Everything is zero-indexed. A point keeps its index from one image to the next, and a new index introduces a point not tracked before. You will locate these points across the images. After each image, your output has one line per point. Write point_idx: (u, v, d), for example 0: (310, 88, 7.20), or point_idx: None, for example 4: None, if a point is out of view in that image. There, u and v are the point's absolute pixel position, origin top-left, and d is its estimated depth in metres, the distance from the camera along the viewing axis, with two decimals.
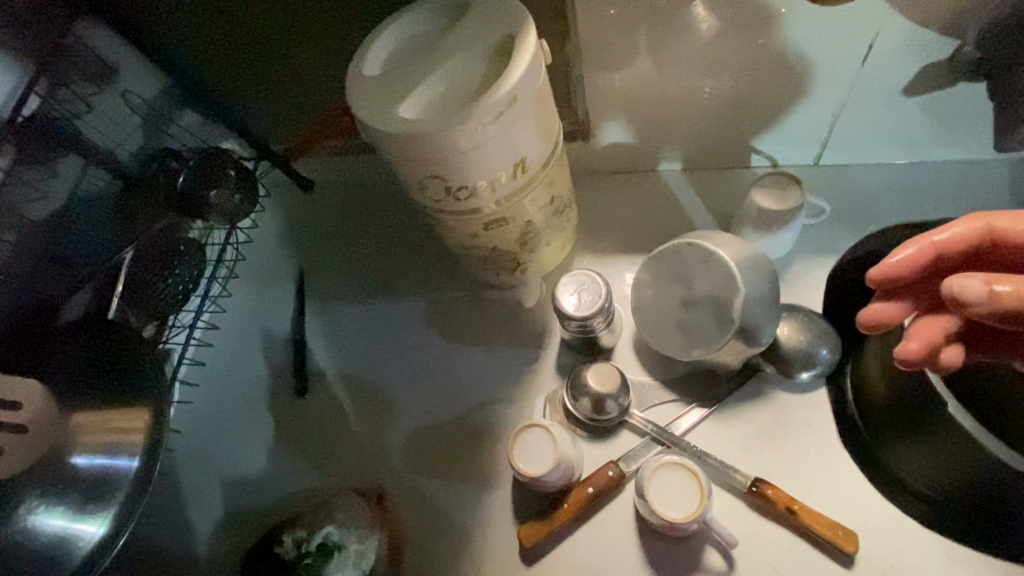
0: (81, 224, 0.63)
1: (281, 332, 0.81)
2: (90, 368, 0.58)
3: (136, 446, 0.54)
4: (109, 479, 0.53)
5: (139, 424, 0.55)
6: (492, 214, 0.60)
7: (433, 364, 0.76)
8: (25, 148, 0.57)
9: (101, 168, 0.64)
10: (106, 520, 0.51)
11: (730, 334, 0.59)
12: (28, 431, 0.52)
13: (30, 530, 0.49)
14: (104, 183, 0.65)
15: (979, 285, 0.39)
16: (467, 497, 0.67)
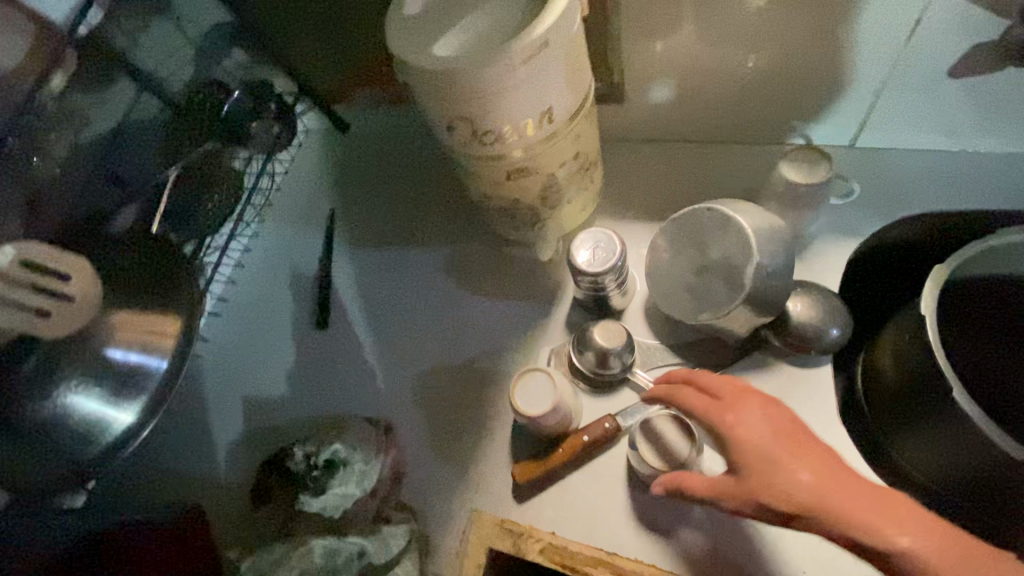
0: (130, 143, 0.67)
1: (306, 266, 0.84)
2: (132, 275, 0.61)
3: (166, 348, 0.59)
4: (139, 375, 0.58)
5: (170, 329, 0.59)
6: (518, 161, 0.62)
7: (448, 310, 0.79)
8: (87, 64, 0.62)
9: (153, 93, 0.68)
10: (136, 410, 0.56)
11: (738, 302, 0.59)
12: (71, 304, 0.55)
13: (68, 408, 0.55)
14: (155, 108, 0.69)
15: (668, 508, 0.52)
16: (468, 435, 0.70)
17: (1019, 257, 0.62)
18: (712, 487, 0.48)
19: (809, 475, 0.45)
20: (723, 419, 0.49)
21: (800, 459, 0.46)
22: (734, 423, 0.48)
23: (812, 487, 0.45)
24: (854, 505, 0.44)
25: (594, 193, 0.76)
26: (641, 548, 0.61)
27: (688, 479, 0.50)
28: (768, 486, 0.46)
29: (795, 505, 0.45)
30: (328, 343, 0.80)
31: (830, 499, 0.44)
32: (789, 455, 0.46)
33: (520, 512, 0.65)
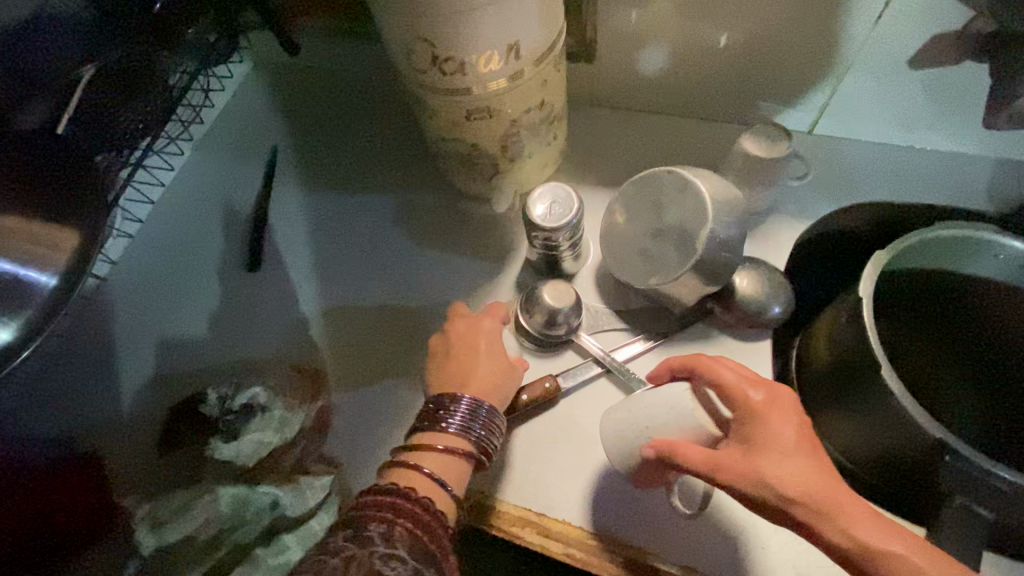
0: (42, 37, 0.53)
1: (241, 202, 0.77)
2: (26, 178, 0.50)
3: (58, 264, 0.46)
4: (15, 291, 0.44)
5: None
6: (479, 100, 0.59)
7: (393, 260, 0.74)
8: None
9: None
10: (12, 329, 0.43)
11: (689, 266, 0.58)
12: None
13: None
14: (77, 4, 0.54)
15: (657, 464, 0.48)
16: (403, 390, 0.66)
17: (952, 250, 0.64)
18: (710, 460, 0.45)
19: (807, 470, 0.43)
20: (748, 400, 0.46)
21: (802, 452, 0.44)
22: (760, 409, 0.46)
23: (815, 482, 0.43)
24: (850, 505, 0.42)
25: (556, 151, 0.73)
26: (570, 509, 0.59)
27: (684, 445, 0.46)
28: (772, 468, 0.43)
29: (786, 492, 0.42)
30: (258, 285, 0.73)
31: (818, 494, 0.42)
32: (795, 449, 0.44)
33: None
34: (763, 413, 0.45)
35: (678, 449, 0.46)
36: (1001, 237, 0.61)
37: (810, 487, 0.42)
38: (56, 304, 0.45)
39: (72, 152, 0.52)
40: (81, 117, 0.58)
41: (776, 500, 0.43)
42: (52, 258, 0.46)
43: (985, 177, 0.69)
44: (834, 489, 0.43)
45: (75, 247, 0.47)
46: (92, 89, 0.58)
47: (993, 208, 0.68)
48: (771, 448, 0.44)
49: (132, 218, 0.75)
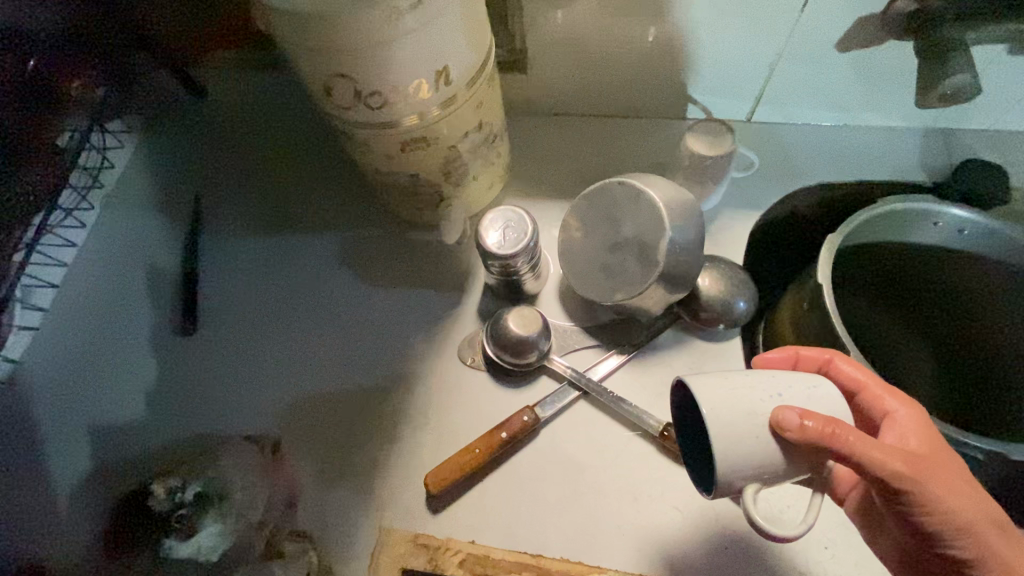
0: None
1: (165, 263, 0.70)
2: None
3: None
4: None
5: None
6: (413, 130, 0.55)
7: (344, 303, 0.69)
8: None
9: None
10: None
11: (653, 277, 0.57)
12: None
13: None
14: None
15: (796, 420, 0.38)
16: (373, 444, 0.62)
17: (897, 225, 0.65)
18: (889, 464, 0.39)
19: (955, 475, 0.42)
20: (882, 404, 0.48)
21: (948, 457, 0.44)
22: (893, 413, 0.48)
23: (965, 487, 0.42)
24: (983, 512, 0.42)
25: (501, 168, 0.70)
26: (567, 545, 0.56)
27: (854, 434, 0.38)
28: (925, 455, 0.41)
29: (945, 499, 0.40)
30: (198, 352, 0.67)
31: (964, 499, 0.41)
32: (938, 455, 0.44)
33: (435, 522, 0.58)
34: (900, 416, 0.47)
35: (838, 432, 0.38)
36: (940, 207, 0.63)
37: (960, 491, 0.41)
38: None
39: None
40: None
41: (932, 497, 0.40)
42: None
43: (916, 147, 0.71)
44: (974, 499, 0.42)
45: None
46: None
47: (929, 179, 0.70)
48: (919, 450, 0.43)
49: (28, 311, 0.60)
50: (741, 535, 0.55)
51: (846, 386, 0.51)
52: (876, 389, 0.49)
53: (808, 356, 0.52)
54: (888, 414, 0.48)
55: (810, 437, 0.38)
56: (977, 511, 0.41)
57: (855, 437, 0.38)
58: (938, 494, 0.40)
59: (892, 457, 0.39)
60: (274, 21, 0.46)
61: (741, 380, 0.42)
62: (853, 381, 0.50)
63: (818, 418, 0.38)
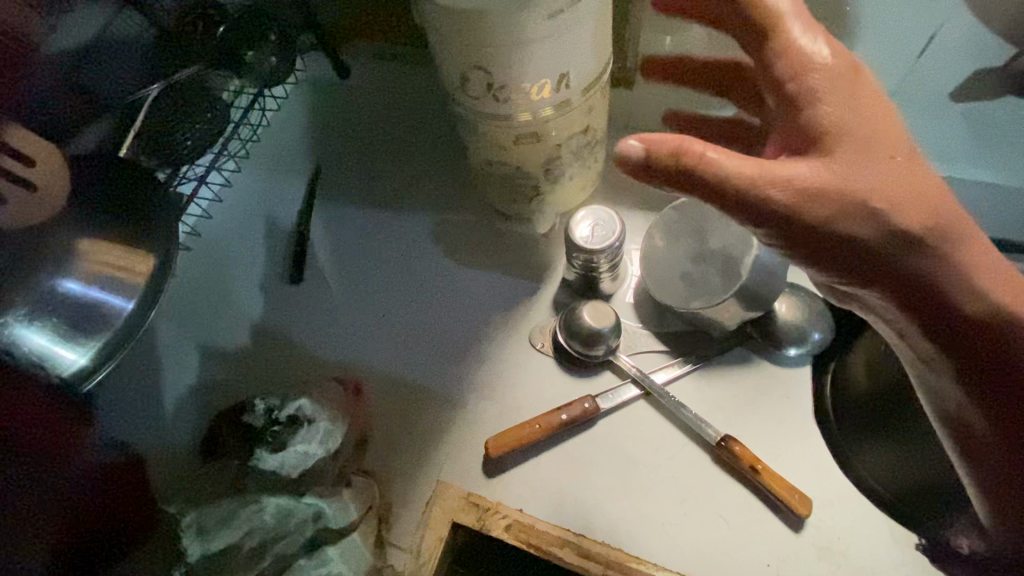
0: (105, 62, 0.60)
1: (285, 217, 0.80)
2: (103, 204, 0.56)
3: (136, 289, 0.54)
4: (97, 311, 0.53)
5: (141, 270, 0.55)
6: (527, 125, 0.61)
7: (433, 276, 0.76)
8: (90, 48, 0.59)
9: (136, 12, 0.62)
10: (91, 350, 0.52)
11: (733, 291, 0.60)
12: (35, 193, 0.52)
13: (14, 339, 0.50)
14: (140, 30, 0.63)
15: (637, 148, 0.44)
16: (441, 406, 0.67)
17: None
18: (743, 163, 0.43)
19: (847, 146, 0.44)
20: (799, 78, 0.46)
21: (866, 136, 0.44)
22: (809, 83, 0.46)
23: (844, 155, 0.44)
24: (950, 212, 0.43)
25: (596, 173, 0.75)
26: (610, 532, 0.59)
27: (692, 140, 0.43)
28: (841, 161, 0.44)
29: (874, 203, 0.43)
30: (301, 298, 0.75)
31: (895, 172, 0.44)
32: (858, 123, 0.44)
33: (488, 485, 0.62)
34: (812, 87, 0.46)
35: (683, 143, 0.43)
36: None
37: (900, 188, 0.43)
38: (132, 328, 0.53)
39: (144, 176, 0.58)
40: (144, 137, 0.62)
41: (880, 212, 0.43)
42: (136, 282, 0.54)
43: None
44: (904, 170, 0.44)
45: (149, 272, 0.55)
46: (153, 111, 0.62)
47: None
48: (836, 129, 0.45)
49: (189, 229, 0.77)
50: (782, 557, 0.56)
51: (773, 55, 0.47)
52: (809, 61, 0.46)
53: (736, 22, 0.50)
54: (793, 82, 0.46)
55: (648, 154, 0.43)
56: (922, 213, 0.43)
57: (699, 144, 0.43)
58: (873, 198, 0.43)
59: (812, 185, 0.43)
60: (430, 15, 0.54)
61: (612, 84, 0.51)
62: (787, 43, 0.47)
63: (661, 138, 0.44)
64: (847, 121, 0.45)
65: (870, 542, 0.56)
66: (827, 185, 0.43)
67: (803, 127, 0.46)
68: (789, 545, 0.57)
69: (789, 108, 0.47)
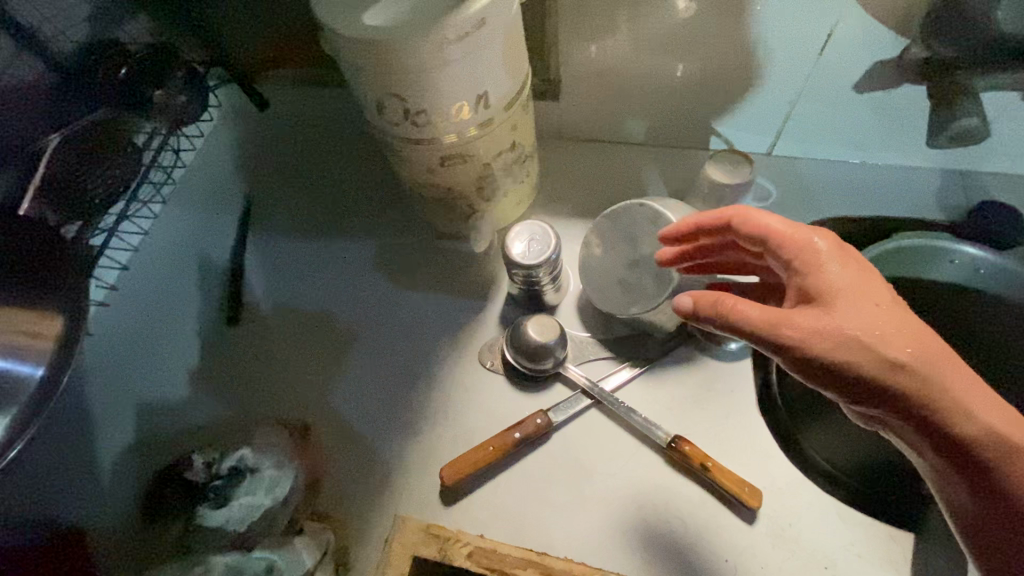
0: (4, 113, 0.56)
1: (217, 257, 0.77)
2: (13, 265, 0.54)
3: (44, 354, 0.51)
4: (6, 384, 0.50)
5: (48, 333, 0.52)
6: (451, 146, 0.60)
7: (376, 304, 0.74)
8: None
9: (36, 57, 0.57)
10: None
11: (668, 293, 0.60)
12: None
13: None
14: (38, 74, 0.58)
15: (687, 301, 0.47)
16: (392, 438, 0.66)
17: (916, 262, 0.67)
18: (782, 317, 0.43)
19: (849, 309, 0.43)
20: (800, 253, 0.46)
21: (864, 288, 0.44)
22: (818, 248, 0.45)
23: (848, 313, 0.43)
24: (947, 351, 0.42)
25: (530, 186, 0.75)
26: (572, 546, 0.59)
27: (734, 300, 0.45)
28: (851, 320, 0.42)
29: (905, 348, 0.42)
30: (239, 341, 0.73)
31: (897, 324, 0.42)
32: (851, 280, 0.44)
33: (447, 514, 0.61)
34: (820, 253, 0.45)
35: (723, 301, 0.45)
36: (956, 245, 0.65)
37: (907, 337, 0.42)
38: (38, 400, 0.49)
39: (48, 233, 0.55)
40: (48, 191, 0.58)
41: (901, 362, 0.42)
42: (42, 347, 0.51)
43: (933, 187, 0.73)
44: (905, 324, 0.43)
45: (56, 335, 0.52)
46: (56, 160, 0.58)
47: (946, 217, 0.72)
48: (839, 291, 0.44)
49: None
50: (740, 550, 0.57)
51: (757, 236, 0.49)
52: (797, 246, 0.46)
53: (708, 218, 0.53)
54: (798, 258, 0.46)
55: (696, 308, 0.46)
56: (919, 351, 0.42)
57: (737, 303, 0.44)
58: (887, 351, 0.42)
59: (841, 350, 0.42)
60: (337, 45, 0.52)
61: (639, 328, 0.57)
62: (756, 226, 0.49)
63: (704, 293, 0.47)
64: (850, 284, 0.44)
65: (820, 525, 0.58)
66: (872, 332, 0.42)
67: (802, 293, 0.45)
68: (744, 537, 0.58)
69: (793, 273, 0.46)
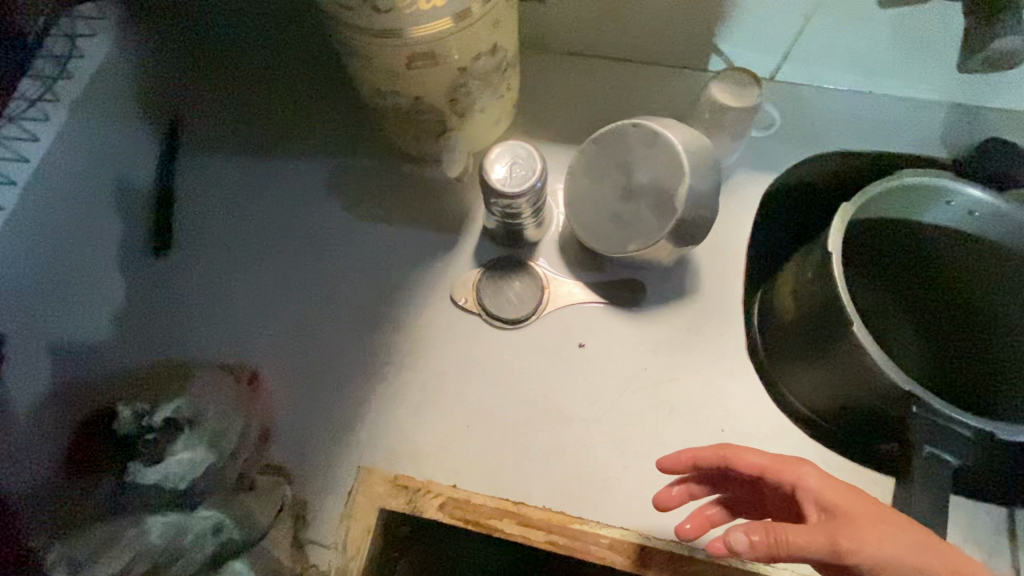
0: None
1: (137, 177, 0.64)
2: None
3: None
4: None
5: None
6: (417, 42, 0.50)
7: (333, 234, 0.65)
8: None
9: None
10: None
11: (667, 228, 0.54)
12: None
13: None
14: None
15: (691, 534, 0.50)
16: (353, 385, 0.59)
17: (919, 206, 0.63)
18: (772, 541, 0.38)
19: (852, 529, 0.38)
20: (779, 481, 0.43)
21: (862, 506, 0.39)
22: (801, 482, 0.42)
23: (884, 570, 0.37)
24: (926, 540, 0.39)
25: (510, 103, 0.65)
26: (550, 495, 0.55)
27: (788, 534, 0.38)
28: (865, 543, 0.37)
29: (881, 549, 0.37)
30: (171, 274, 0.63)
31: (906, 546, 0.38)
32: (831, 492, 0.41)
33: (414, 465, 0.57)
34: (804, 490, 0.41)
35: (775, 535, 0.38)
36: (959, 185, 0.60)
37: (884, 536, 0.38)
38: None
39: None
40: None
41: (880, 571, 0.37)
42: None
43: (939, 122, 0.68)
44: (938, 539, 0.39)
45: None
46: None
47: (947, 155, 0.67)
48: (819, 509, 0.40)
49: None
50: None
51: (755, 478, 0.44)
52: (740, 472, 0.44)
53: (705, 454, 0.47)
54: (844, 514, 0.39)
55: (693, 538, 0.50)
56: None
57: (792, 537, 0.38)
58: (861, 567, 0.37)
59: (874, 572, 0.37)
60: None
61: (696, 361, 0.60)
62: (751, 467, 0.44)
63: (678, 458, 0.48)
64: (827, 495, 0.41)
65: None
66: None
67: (818, 504, 0.41)
68: None
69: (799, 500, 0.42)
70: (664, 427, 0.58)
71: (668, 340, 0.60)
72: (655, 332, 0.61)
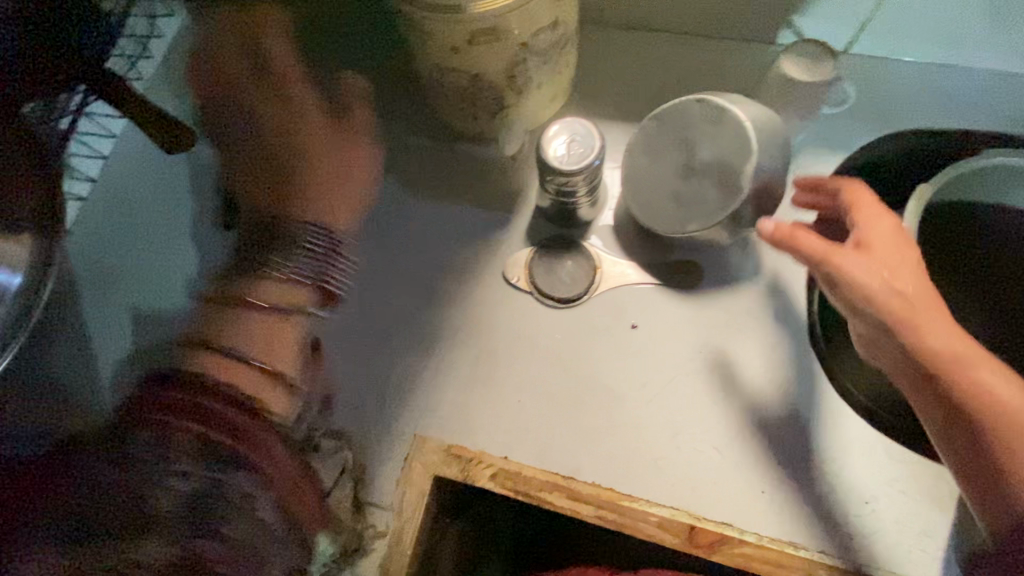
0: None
1: (210, 154, 0.68)
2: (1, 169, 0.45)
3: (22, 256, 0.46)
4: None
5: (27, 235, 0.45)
6: (480, 17, 0.50)
7: (391, 210, 0.67)
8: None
9: None
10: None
11: (731, 208, 0.52)
12: None
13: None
14: None
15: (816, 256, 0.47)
16: (410, 357, 0.62)
17: (1007, 185, 0.58)
18: (783, 233, 0.44)
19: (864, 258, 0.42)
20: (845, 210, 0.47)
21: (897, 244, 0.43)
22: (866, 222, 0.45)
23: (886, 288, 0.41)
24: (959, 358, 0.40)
25: (567, 80, 0.65)
26: (599, 471, 0.56)
27: (804, 233, 0.43)
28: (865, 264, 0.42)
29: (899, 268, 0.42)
30: (239, 246, 0.66)
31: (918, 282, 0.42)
32: (882, 222, 0.44)
33: (467, 437, 0.59)
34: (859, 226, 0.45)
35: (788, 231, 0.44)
36: None
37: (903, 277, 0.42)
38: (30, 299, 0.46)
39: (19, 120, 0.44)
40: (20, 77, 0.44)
41: (888, 286, 0.41)
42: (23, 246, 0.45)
43: None
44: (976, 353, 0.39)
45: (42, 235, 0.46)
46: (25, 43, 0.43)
47: None
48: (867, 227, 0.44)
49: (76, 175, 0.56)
50: (777, 482, 0.54)
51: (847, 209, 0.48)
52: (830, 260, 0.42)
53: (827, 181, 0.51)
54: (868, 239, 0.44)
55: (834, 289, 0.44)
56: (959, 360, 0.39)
57: (800, 233, 0.43)
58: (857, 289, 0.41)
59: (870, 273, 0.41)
60: None
61: (754, 344, 0.59)
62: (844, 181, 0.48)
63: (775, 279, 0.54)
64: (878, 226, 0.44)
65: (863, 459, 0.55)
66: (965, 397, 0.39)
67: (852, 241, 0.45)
68: (780, 469, 0.55)
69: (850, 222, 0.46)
70: (718, 410, 0.57)
71: (725, 323, 0.59)
72: (711, 314, 0.60)
